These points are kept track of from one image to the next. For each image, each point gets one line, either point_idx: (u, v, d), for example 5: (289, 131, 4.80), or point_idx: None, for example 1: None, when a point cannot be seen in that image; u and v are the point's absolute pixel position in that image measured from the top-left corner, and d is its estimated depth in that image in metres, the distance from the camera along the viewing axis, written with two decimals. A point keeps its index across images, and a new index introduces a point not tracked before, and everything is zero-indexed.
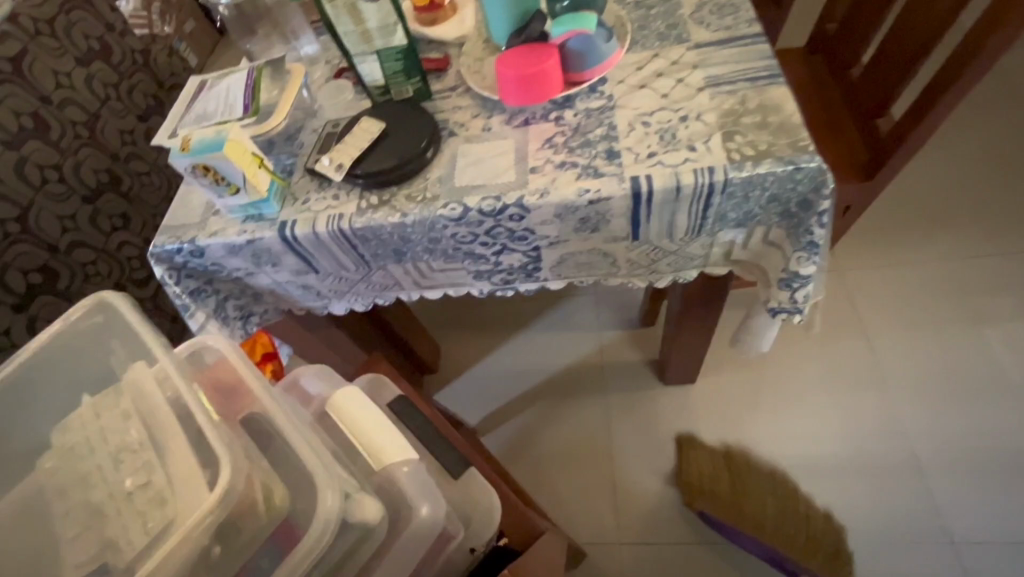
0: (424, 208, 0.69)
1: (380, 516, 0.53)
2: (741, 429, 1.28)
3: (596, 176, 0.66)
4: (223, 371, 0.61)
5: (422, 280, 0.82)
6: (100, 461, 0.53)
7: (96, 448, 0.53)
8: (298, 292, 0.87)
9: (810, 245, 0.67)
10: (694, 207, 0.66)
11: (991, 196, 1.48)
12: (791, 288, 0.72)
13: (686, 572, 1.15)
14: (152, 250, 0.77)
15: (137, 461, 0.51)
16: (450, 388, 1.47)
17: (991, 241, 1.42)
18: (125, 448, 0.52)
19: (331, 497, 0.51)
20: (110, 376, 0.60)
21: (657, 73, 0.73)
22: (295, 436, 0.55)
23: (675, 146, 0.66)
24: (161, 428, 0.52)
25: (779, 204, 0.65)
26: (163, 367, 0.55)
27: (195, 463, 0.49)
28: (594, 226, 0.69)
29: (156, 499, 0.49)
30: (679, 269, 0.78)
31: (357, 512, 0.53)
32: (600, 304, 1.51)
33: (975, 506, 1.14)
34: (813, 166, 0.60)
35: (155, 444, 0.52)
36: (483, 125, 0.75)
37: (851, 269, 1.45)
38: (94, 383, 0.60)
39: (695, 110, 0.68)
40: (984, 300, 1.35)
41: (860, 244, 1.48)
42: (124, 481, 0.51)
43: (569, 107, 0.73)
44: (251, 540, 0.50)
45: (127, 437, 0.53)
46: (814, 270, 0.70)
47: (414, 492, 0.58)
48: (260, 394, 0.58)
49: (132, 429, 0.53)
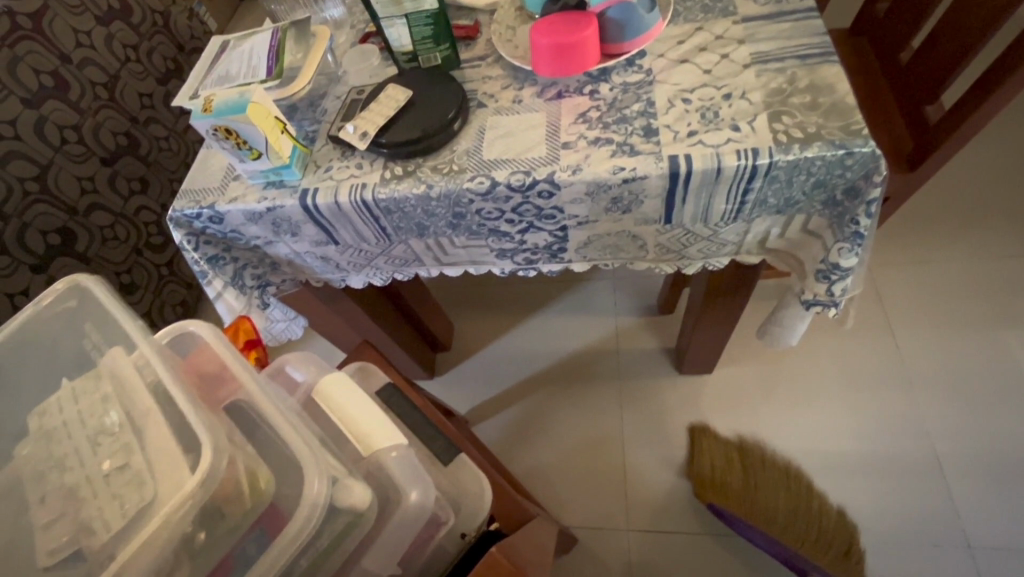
0: (450, 181, 0.67)
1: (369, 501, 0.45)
2: (757, 422, 1.26)
3: (632, 154, 0.63)
4: (203, 357, 0.52)
5: (443, 256, 0.80)
6: (63, 442, 0.45)
7: (64, 429, 0.46)
8: (316, 264, 0.85)
9: (854, 236, 0.63)
10: (733, 191, 0.62)
11: None
12: (829, 280, 0.69)
13: (695, 562, 1.15)
14: (171, 214, 0.76)
15: (109, 443, 0.44)
16: (463, 367, 1.46)
17: None
18: (100, 430, 0.45)
19: (318, 481, 0.43)
20: (85, 362, 0.50)
21: (700, 48, 0.69)
22: (277, 414, 0.47)
23: (717, 125, 0.62)
24: (143, 409, 0.44)
25: (824, 191, 0.62)
26: (142, 352, 0.47)
27: (176, 455, 0.41)
28: (626, 207, 0.66)
29: (130, 492, 0.41)
30: (710, 256, 0.75)
31: (344, 497, 0.44)
32: (618, 289, 1.48)
33: (996, 511, 1.11)
34: (866, 151, 0.57)
35: (130, 424, 0.44)
36: (514, 97, 0.72)
37: (880, 264, 1.41)
38: (68, 370, 0.51)
39: (740, 88, 0.64)
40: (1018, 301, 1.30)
41: (891, 237, 1.43)
42: (99, 465, 0.43)
43: (605, 81, 0.70)
44: (241, 539, 0.43)
45: (103, 420, 0.45)
46: (855, 262, 0.66)
47: (402, 476, 0.49)
48: (249, 386, 0.49)
49: (109, 410, 0.45)
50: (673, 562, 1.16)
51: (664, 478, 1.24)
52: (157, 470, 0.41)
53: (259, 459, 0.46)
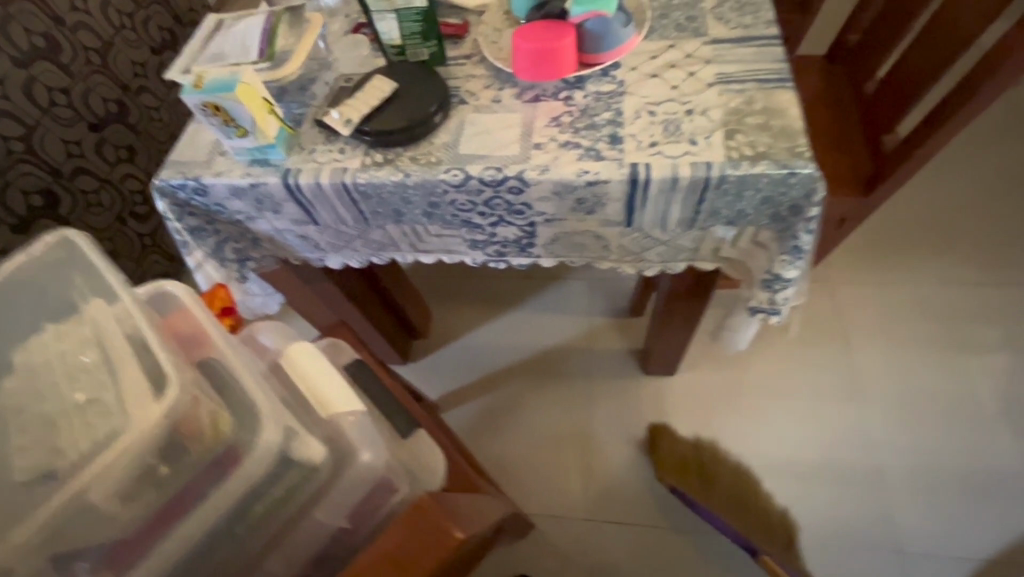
0: (426, 171, 0.71)
1: (323, 457, 0.50)
2: (713, 424, 1.32)
3: (597, 159, 0.67)
4: (181, 318, 0.55)
5: (418, 243, 0.84)
6: (39, 377, 0.48)
7: (39, 369, 0.49)
8: (296, 242, 0.88)
9: (794, 249, 0.70)
10: (688, 199, 0.67)
11: (987, 225, 1.50)
12: (772, 289, 0.74)
13: (645, 551, 1.21)
14: (157, 183, 0.79)
15: (86, 378, 0.48)
16: (437, 354, 1.50)
17: (980, 268, 1.45)
18: (76, 368, 0.48)
19: (272, 429, 0.48)
20: (69, 309, 0.52)
21: (670, 64, 0.74)
22: (246, 374, 0.51)
23: (677, 138, 0.67)
24: (118, 351, 0.48)
25: (770, 207, 0.67)
26: (125, 306, 0.50)
27: (148, 393, 0.45)
28: (590, 209, 0.71)
29: (100, 424, 0.45)
30: (668, 260, 0.80)
31: (300, 450, 0.49)
32: (591, 289, 1.53)
33: (926, 519, 1.19)
34: (807, 172, 0.62)
35: (105, 366, 0.48)
36: (493, 97, 0.76)
37: (841, 281, 1.47)
38: (51, 316, 0.52)
39: (702, 105, 0.69)
40: (964, 326, 1.38)
41: (854, 257, 1.50)
42: (73, 396, 0.47)
43: (580, 88, 0.74)
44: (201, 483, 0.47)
45: (81, 357, 0.48)
46: (796, 274, 0.72)
47: (357, 437, 0.54)
48: (222, 347, 0.53)
49: (85, 350, 0.49)
50: (626, 551, 1.22)
51: (620, 471, 1.30)
52: (129, 406, 0.45)
53: (223, 405, 0.49)
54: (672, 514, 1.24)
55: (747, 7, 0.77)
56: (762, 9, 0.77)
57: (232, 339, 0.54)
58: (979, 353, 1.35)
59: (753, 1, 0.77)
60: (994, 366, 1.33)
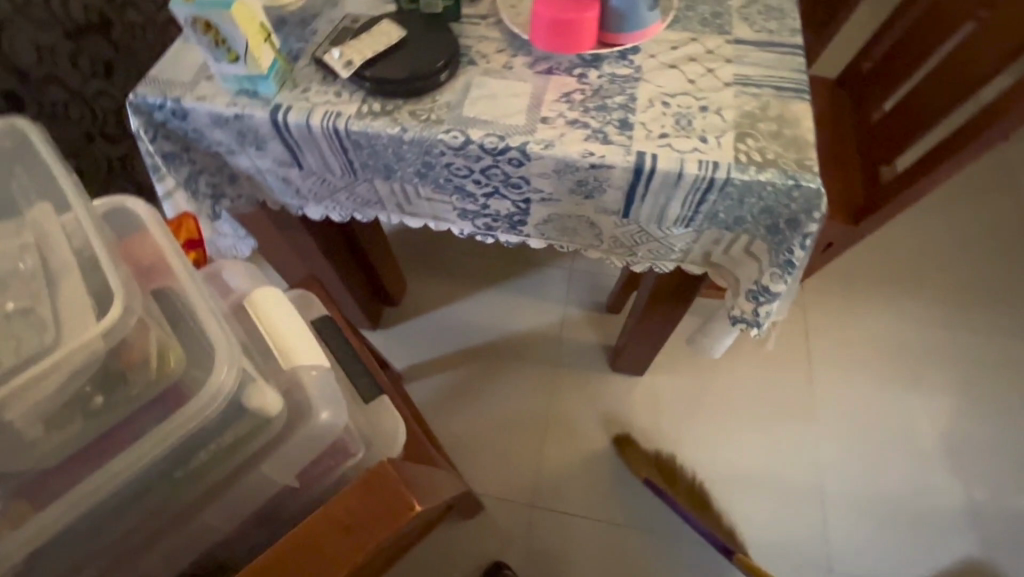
0: (425, 128, 0.67)
1: (278, 412, 0.48)
2: (671, 427, 1.33)
3: (604, 142, 0.65)
4: (140, 241, 0.50)
5: (406, 204, 0.81)
6: None
7: None
8: (276, 184, 0.83)
9: (786, 264, 0.69)
10: (689, 198, 0.66)
11: (957, 270, 1.55)
12: (757, 301, 0.74)
13: (587, 543, 1.23)
14: (132, 98, 0.73)
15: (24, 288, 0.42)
16: (407, 324, 1.47)
17: (944, 310, 1.49)
18: (8, 274, 0.43)
19: (228, 372, 0.44)
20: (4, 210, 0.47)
21: (690, 57, 0.71)
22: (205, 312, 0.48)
23: (688, 133, 0.65)
24: (62, 263, 0.43)
25: (769, 218, 0.66)
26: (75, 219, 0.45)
27: (90, 316, 0.41)
28: (589, 192, 0.69)
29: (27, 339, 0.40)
30: (657, 258, 0.78)
31: (255, 400, 0.46)
32: (571, 280, 1.52)
33: (857, 542, 1.24)
34: (812, 187, 0.61)
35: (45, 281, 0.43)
36: (505, 63, 0.72)
37: (815, 305, 1.49)
38: None
39: (717, 103, 0.67)
40: (922, 365, 1.42)
41: (830, 283, 1.52)
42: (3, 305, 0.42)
43: (595, 67, 0.71)
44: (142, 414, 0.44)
45: (16, 264, 0.44)
46: (783, 289, 0.72)
47: (316, 396, 0.51)
48: (183, 278, 0.49)
49: (23, 258, 0.44)
50: (568, 540, 1.23)
51: (575, 464, 1.30)
52: (65, 324, 0.40)
53: (178, 342, 0.46)
54: (619, 510, 1.25)
55: (772, 13, 0.75)
56: (789, 17, 0.75)
57: (195, 272, 0.50)
58: (932, 393, 1.39)
59: (780, 8, 0.76)
60: (942, 405, 1.38)
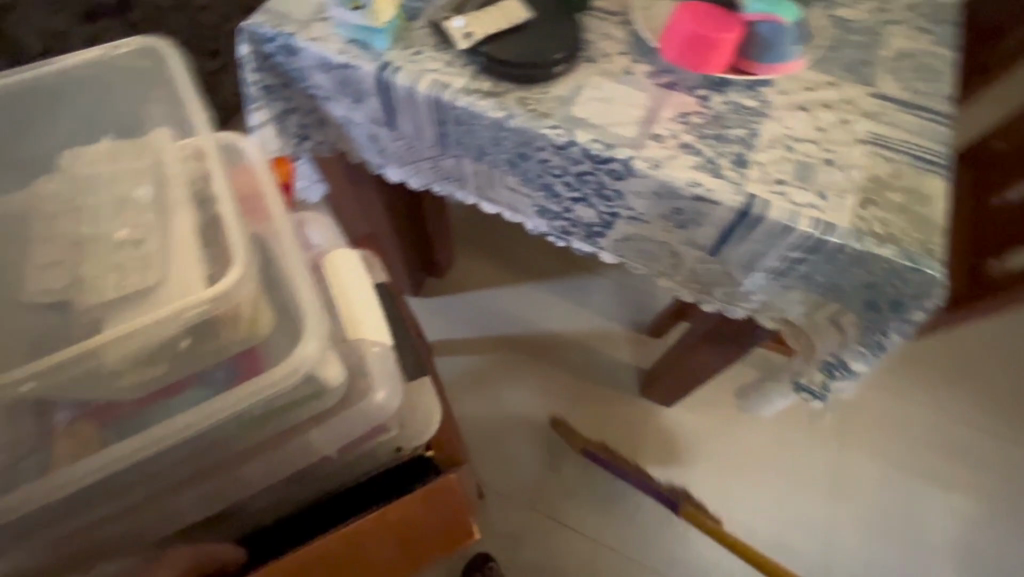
0: (531, 119, 0.64)
1: (339, 383, 0.50)
2: (686, 467, 1.29)
3: (715, 174, 0.61)
4: (246, 177, 0.56)
5: (487, 188, 0.78)
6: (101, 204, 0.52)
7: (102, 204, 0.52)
8: (363, 139, 0.82)
9: (875, 345, 0.65)
10: (790, 254, 0.62)
11: None
12: (831, 374, 0.71)
13: (575, 559, 1.21)
14: (247, 24, 0.72)
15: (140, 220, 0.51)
16: (447, 299, 1.46)
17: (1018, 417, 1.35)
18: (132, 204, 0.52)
19: (314, 345, 0.47)
20: (133, 127, 0.64)
21: (826, 104, 0.66)
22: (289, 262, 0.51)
23: (807, 185, 0.60)
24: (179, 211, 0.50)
25: (871, 293, 0.61)
26: (198, 142, 0.53)
27: (197, 270, 0.47)
28: (683, 222, 0.65)
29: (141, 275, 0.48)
30: (731, 303, 0.74)
31: (323, 373, 0.49)
32: (619, 293, 1.48)
33: None
34: (932, 275, 0.56)
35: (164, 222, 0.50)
36: (625, 67, 0.68)
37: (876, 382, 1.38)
38: (119, 127, 0.65)
39: (845, 160, 0.62)
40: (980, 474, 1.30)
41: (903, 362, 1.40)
42: (119, 233, 0.50)
43: (719, 92, 0.66)
44: (215, 364, 0.50)
45: (140, 197, 0.52)
46: (862, 369, 0.69)
47: (378, 372, 0.55)
48: (275, 215, 0.53)
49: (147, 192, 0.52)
50: (557, 552, 1.22)
51: (580, 478, 1.28)
52: (176, 265, 0.47)
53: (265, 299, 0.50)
54: (614, 535, 1.23)
55: (926, 72, 0.68)
56: (946, 81, 0.68)
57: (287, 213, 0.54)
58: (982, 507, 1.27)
59: (936, 68, 0.69)
60: (987, 518, 1.26)
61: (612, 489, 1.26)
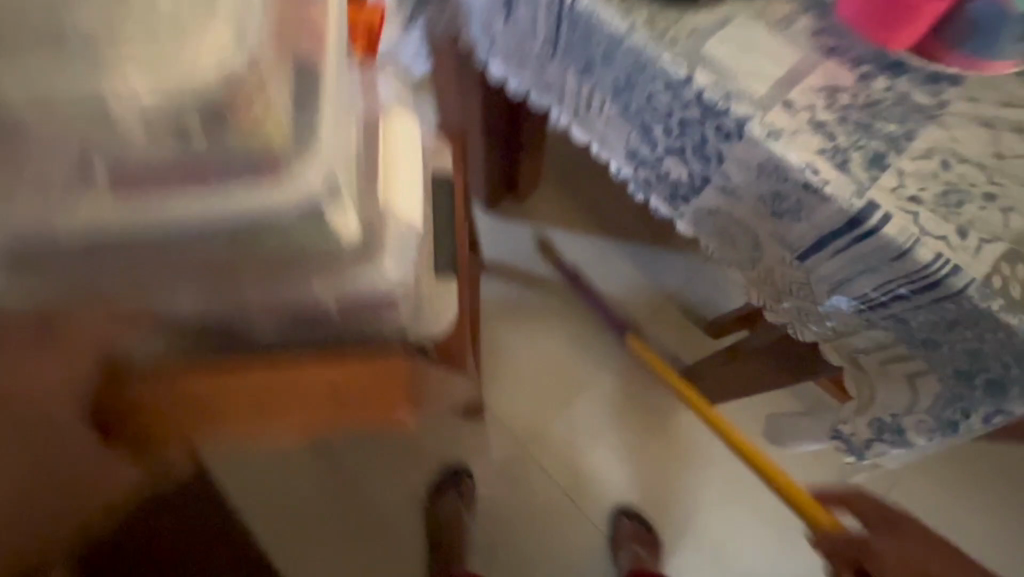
0: (653, 42, 0.57)
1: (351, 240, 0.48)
2: (680, 464, 1.28)
3: (839, 166, 0.51)
4: None
5: (583, 112, 0.71)
6: None
7: None
8: (475, 21, 0.76)
9: (951, 424, 0.56)
10: (892, 284, 0.52)
11: None
12: (879, 434, 0.63)
13: (541, 500, 1.25)
14: None
15: None
16: (513, 221, 1.42)
17: None
18: None
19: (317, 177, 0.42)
20: None
21: (1018, 128, 0.53)
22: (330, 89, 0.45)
23: (950, 214, 0.49)
24: None
25: (974, 361, 0.51)
26: None
27: None
28: (780, 211, 0.56)
29: None
30: (801, 320, 0.65)
31: (334, 219, 0.45)
32: (688, 276, 1.38)
33: None
34: None
35: None
36: (786, 14, 0.57)
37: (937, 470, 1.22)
38: None
39: (1010, 200, 0.50)
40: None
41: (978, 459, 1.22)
42: None
43: (888, 75, 0.54)
44: None
45: None
46: (919, 443, 0.60)
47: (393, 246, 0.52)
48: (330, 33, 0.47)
49: None
50: (526, 487, 1.25)
51: (576, 432, 1.28)
52: None
53: None
54: (585, 494, 1.25)
55: None
56: None
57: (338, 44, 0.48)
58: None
59: None
60: None
61: (600, 454, 1.27)
